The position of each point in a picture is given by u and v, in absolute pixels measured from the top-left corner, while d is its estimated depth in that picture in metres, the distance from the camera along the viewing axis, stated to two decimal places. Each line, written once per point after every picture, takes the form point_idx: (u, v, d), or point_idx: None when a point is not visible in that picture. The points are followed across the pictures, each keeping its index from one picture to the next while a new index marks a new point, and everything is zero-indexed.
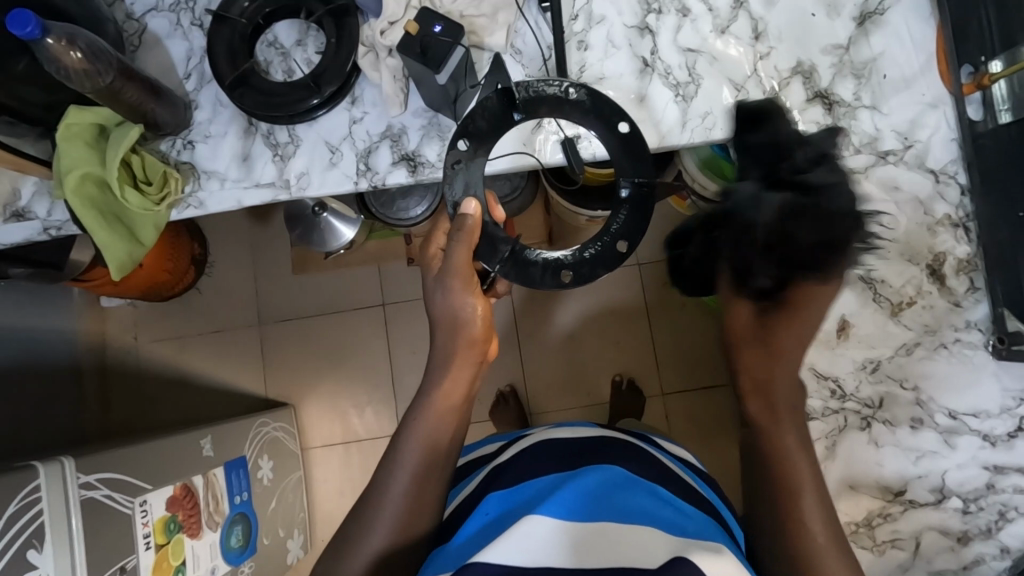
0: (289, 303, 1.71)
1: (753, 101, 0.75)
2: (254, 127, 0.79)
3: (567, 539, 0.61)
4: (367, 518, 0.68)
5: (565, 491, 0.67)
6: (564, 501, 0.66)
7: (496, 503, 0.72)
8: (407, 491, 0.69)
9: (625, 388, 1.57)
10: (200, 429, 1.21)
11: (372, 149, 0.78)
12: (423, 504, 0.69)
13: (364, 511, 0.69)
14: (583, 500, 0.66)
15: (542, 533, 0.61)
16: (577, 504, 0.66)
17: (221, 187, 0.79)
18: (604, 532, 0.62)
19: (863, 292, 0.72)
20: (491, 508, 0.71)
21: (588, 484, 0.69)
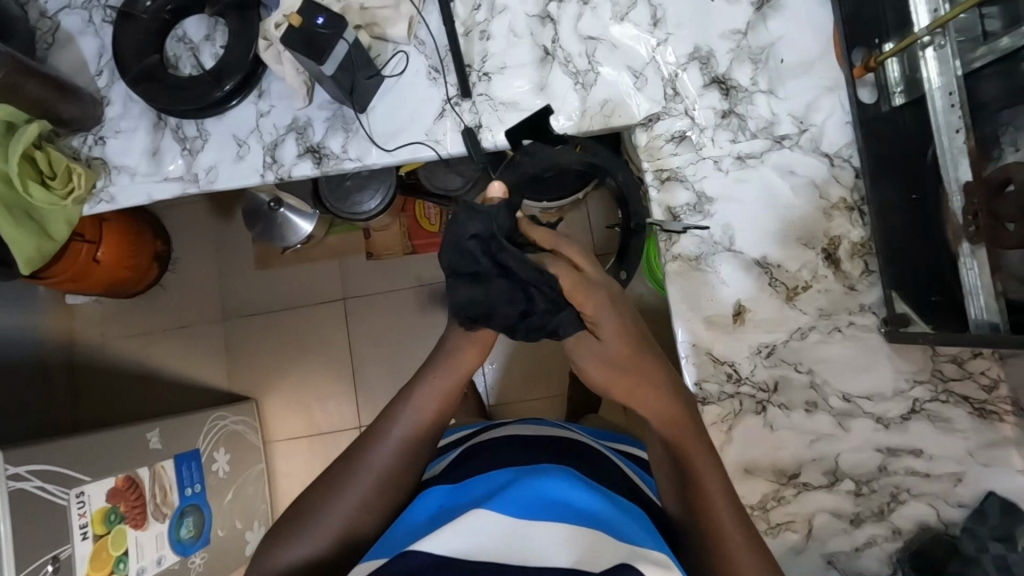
0: (251, 298, 1.72)
1: (651, 88, 0.75)
2: (163, 122, 0.80)
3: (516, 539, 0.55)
4: (333, 493, 0.65)
5: (527, 487, 0.60)
6: (523, 498, 0.59)
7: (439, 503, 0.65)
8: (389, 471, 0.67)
9: (583, 379, 1.53)
10: (150, 422, 1.23)
11: (279, 142, 0.79)
12: (395, 490, 0.67)
13: (334, 483, 0.66)
14: (539, 500, 0.59)
15: (486, 529, 0.55)
16: (536, 507, 0.58)
17: (131, 181, 0.80)
18: (554, 546, 0.54)
19: (759, 277, 0.73)
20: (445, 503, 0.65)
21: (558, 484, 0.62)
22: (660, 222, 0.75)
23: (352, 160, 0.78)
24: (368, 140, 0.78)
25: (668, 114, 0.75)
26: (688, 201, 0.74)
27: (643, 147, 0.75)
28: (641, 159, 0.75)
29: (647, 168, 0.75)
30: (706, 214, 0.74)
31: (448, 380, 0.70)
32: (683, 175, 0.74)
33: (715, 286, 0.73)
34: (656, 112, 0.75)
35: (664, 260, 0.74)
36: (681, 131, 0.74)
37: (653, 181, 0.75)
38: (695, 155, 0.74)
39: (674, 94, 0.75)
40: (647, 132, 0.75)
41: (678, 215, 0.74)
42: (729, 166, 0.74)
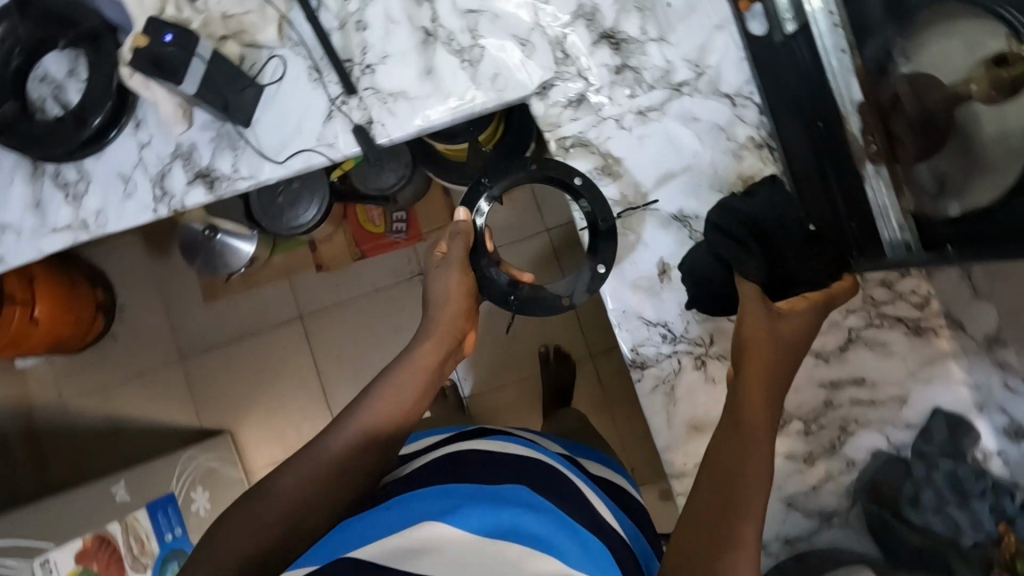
0: (205, 332, 1.68)
1: (540, 54, 0.72)
2: (41, 171, 0.76)
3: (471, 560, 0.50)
4: (277, 496, 0.55)
5: (490, 510, 0.55)
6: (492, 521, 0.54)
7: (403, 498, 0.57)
8: (341, 472, 0.57)
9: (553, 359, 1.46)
10: (113, 476, 1.20)
11: (166, 172, 0.75)
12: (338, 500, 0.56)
13: (278, 483, 0.56)
14: (503, 525, 0.53)
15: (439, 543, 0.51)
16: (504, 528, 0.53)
17: (18, 239, 0.76)
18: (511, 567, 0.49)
19: (679, 231, 0.71)
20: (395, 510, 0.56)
21: (531, 514, 0.56)
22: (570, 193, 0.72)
23: (246, 179, 0.75)
24: (259, 155, 0.74)
25: (562, 78, 0.72)
26: (596, 165, 0.72)
27: (542, 118, 0.72)
28: (543, 130, 0.72)
29: (549, 138, 0.72)
30: (616, 175, 0.71)
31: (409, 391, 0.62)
32: (587, 140, 0.72)
33: (638, 250, 0.71)
34: (549, 79, 0.72)
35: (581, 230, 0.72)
36: (578, 94, 0.72)
37: (558, 151, 0.72)
38: (596, 118, 0.71)
39: (564, 57, 0.72)
40: (543, 101, 0.72)
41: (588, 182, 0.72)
42: (632, 123, 0.71)
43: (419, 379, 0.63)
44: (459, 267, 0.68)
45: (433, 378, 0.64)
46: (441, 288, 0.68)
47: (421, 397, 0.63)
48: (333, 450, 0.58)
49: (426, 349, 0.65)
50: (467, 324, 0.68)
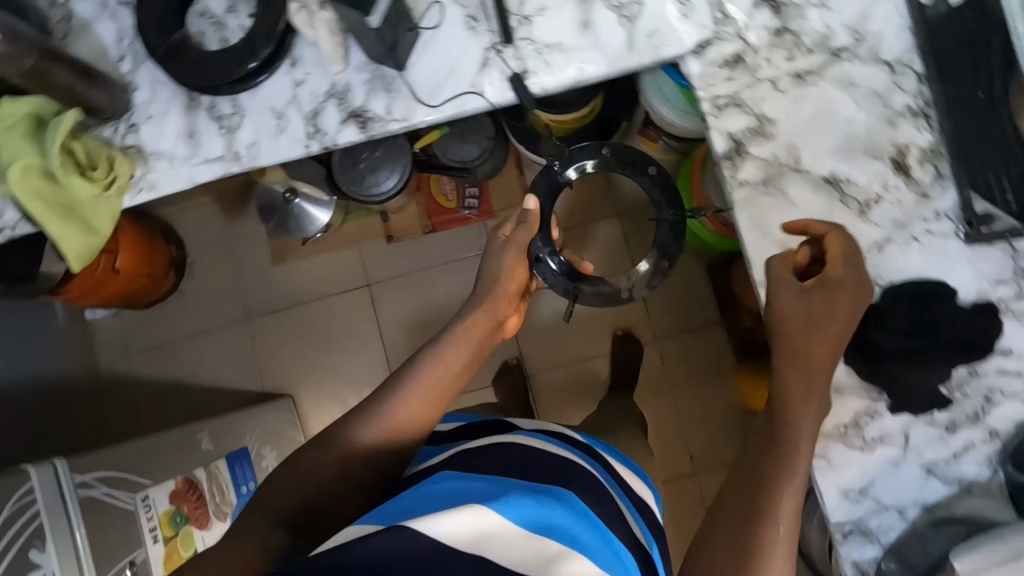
0: (272, 295, 1.70)
1: (699, 13, 0.73)
2: (197, 102, 0.77)
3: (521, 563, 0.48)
4: (338, 446, 0.66)
5: (530, 500, 0.54)
6: (535, 518, 0.52)
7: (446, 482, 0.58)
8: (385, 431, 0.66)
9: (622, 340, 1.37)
10: (197, 425, 1.21)
11: (319, 110, 0.77)
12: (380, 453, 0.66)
13: (340, 435, 0.67)
14: (539, 520, 0.52)
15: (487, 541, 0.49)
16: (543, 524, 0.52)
17: (171, 166, 0.77)
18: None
19: (829, 194, 0.71)
20: (431, 493, 0.56)
21: (564, 508, 0.55)
22: (722, 151, 0.73)
23: (399, 121, 0.76)
24: (413, 98, 0.76)
25: (720, 38, 0.73)
26: (749, 125, 0.72)
27: (697, 77, 0.73)
28: (696, 89, 0.73)
29: (702, 97, 0.73)
30: (769, 136, 0.72)
31: (455, 355, 0.71)
32: (741, 100, 0.73)
33: (786, 210, 0.72)
34: (707, 38, 0.73)
35: (730, 188, 0.73)
36: (734, 55, 0.72)
37: (710, 110, 0.73)
38: (752, 79, 0.72)
39: (724, 17, 0.72)
40: (699, 60, 0.73)
41: (740, 140, 0.72)
42: (787, 85, 0.72)
43: (467, 352, 0.72)
44: (520, 249, 0.81)
45: (476, 348, 0.74)
46: (490, 270, 0.80)
47: (466, 359, 0.72)
48: (385, 411, 0.67)
49: (475, 327, 0.75)
50: (505, 307, 0.79)
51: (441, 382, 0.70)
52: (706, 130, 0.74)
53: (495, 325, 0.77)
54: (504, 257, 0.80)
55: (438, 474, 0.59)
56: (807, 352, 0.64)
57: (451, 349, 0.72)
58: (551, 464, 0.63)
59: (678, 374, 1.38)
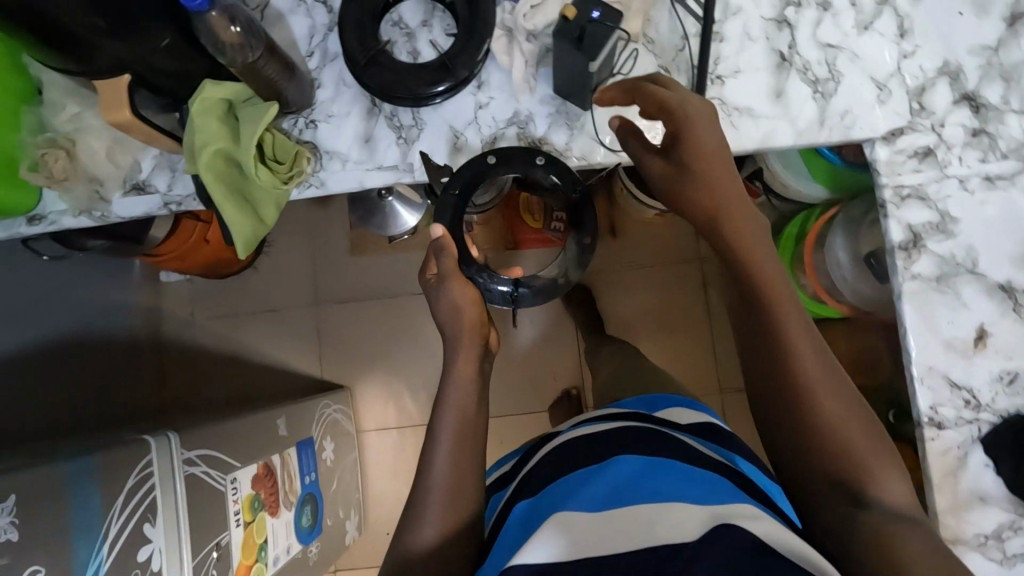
0: (345, 285, 1.70)
1: (896, 101, 0.73)
2: (378, 109, 0.78)
3: (618, 543, 0.54)
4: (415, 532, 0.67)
5: (594, 489, 0.61)
6: (604, 495, 0.60)
7: (523, 510, 0.64)
8: (452, 478, 0.69)
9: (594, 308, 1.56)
10: (275, 409, 1.21)
11: (499, 136, 0.77)
12: (461, 496, 0.69)
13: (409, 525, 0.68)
14: (611, 498, 0.59)
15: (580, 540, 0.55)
16: (617, 497, 0.59)
17: (342, 168, 0.78)
18: (669, 526, 0.54)
19: (1002, 302, 0.71)
20: (520, 526, 0.63)
21: (628, 475, 0.62)
22: (898, 241, 0.72)
23: (576, 159, 0.77)
24: (594, 139, 0.76)
25: (913, 129, 0.73)
26: (930, 220, 0.72)
27: (884, 163, 0.73)
28: (880, 175, 0.73)
29: (885, 184, 0.73)
30: (949, 233, 0.72)
31: (456, 395, 0.75)
32: (924, 194, 0.72)
33: (956, 310, 0.71)
34: (900, 127, 0.73)
35: (901, 278, 0.72)
36: (926, 147, 0.72)
37: (892, 198, 0.73)
38: (939, 174, 0.72)
39: (920, 109, 0.73)
40: (887, 147, 0.73)
41: (918, 233, 0.72)
42: (976, 186, 0.72)
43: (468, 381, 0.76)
44: (459, 275, 0.78)
45: (475, 383, 0.77)
46: (446, 303, 0.78)
47: (473, 381, 0.76)
48: (432, 480, 0.69)
49: (463, 362, 0.77)
50: (485, 323, 0.80)
51: (464, 414, 0.74)
52: (883, 217, 0.73)
53: (479, 347, 0.79)
54: (454, 292, 0.77)
55: (519, 506, 0.65)
56: (773, 325, 0.62)
57: (455, 389, 0.75)
58: (591, 446, 0.69)
59: None
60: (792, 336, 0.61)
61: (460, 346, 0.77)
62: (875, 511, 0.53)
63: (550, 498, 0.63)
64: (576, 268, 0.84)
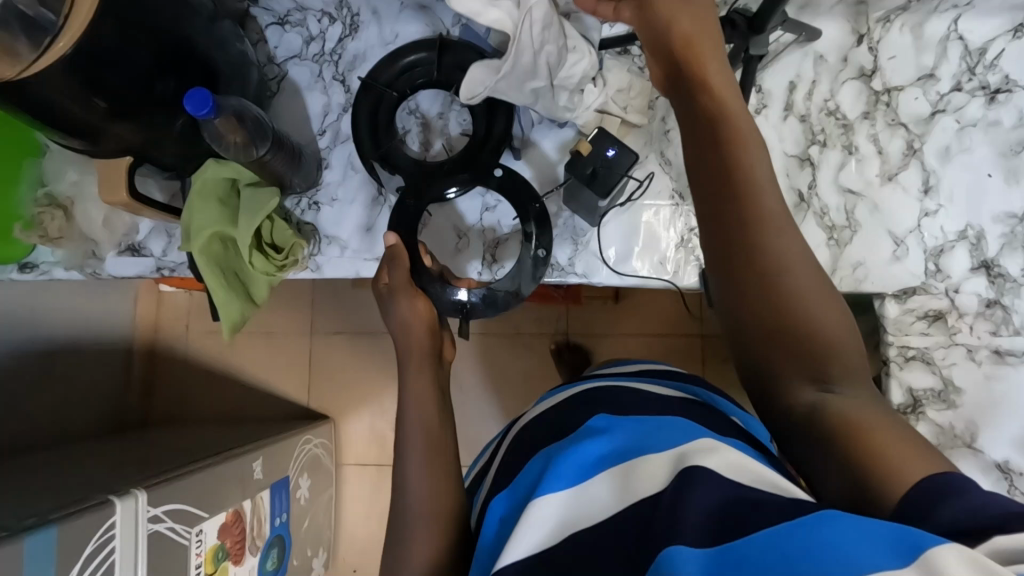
0: (342, 316, 1.66)
1: (912, 259, 0.71)
2: (383, 198, 0.77)
3: (595, 514, 0.44)
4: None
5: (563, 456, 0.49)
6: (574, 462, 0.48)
7: (505, 504, 0.52)
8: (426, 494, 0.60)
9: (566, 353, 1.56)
10: (254, 449, 1.20)
11: (501, 241, 0.76)
12: (441, 519, 0.59)
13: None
14: (582, 465, 0.48)
15: (556, 522, 0.44)
16: (588, 464, 0.48)
17: (340, 254, 0.77)
18: (653, 477, 0.45)
19: (998, 481, 0.68)
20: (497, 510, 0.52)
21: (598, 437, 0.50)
22: (897, 403, 0.70)
23: (578, 275, 0.75)
24: (598, 258, 0.74)
25: (925, 291, 0.70)
26: (932, 386, 0.70)
27: (892, 321, 0.71)
28: (886, 332, 0.71)
29: (890, 342, 0.71)
30: (951, 403, 0.69)
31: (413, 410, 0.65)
32: (930, 358, 0.70)
33: None
34: (913, 286, 0.71)
35: None
36: (936, 311, 0.70)
37: (896, 357, 0.71)
38: (947, 339, 0.70)
39: (936, 271, 0.71)
40: (898, 305, 0.70)
41: (919, 399, 0.70)
42: (984, 359, 0.69)
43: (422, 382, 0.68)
44: (412, 291, 0.70)
45: (431, 393, 0.68)
46: (398, 320, 0.70)
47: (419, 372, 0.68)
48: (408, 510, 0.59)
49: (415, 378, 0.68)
50: (438, 334, 0.72)
51: (427, 423, 0.65)
52: (885, 375, 0.71)
53: (433, 360, 0.70)
54: (403, 308, 0.69)
55: (496, 503, 0.53)
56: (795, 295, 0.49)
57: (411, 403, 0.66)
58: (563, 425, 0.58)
59: None
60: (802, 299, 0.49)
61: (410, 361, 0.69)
62: (842, 393, 0.48)
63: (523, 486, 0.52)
64: (529, 281, 0.72)
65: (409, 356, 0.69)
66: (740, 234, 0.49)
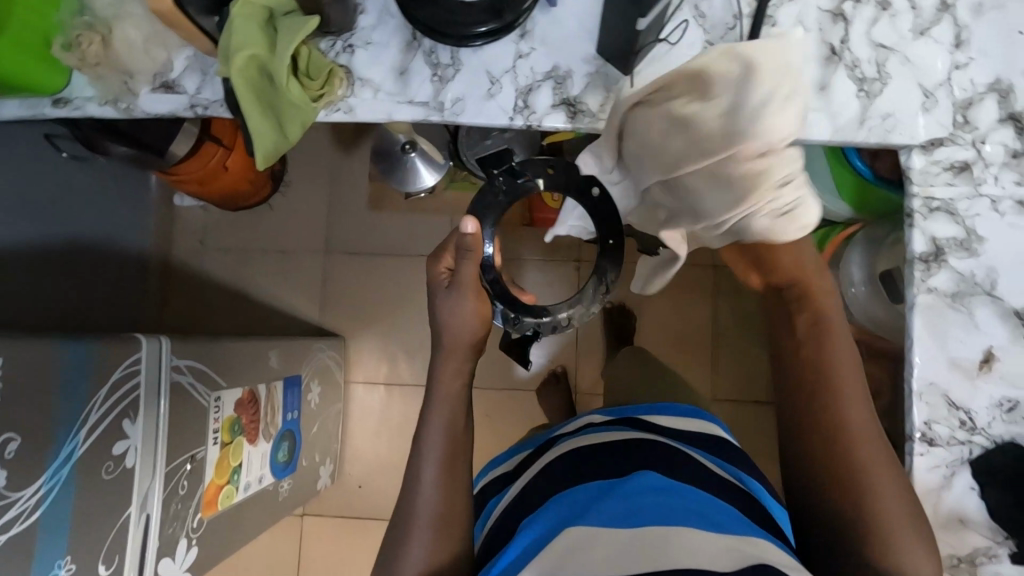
0: (356, 238, 1.67)
1: (940, 110, 0.72)
2: (417, 43, 0.77)
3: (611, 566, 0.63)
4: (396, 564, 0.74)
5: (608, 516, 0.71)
6: (624, 516, 0.71)
7: (547, 524, 0.74)
8: (441, 498, 0.77)
9: None
10: (269, 340, 1.21)
11: (534, 87, 0.76)
12: (453, 517, 0.78)
13: (391, 556, 0.75)
14: (627, 518, 0.70)
15: (561, 552, 0.66)
16: (627, 519, 0.70)
17: (373, 97, 0.77)
18: (693, 550, 0.64)
19: (1015, 329, 0.70)
20: (532, 525, 0.76)
21: (666, 504, 0.73)
22: (919, 252, 0.71)
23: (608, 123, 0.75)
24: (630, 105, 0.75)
25: (953, 141, 0.71)
26: (955, 236, 0.71)
27: (917, 172, 0.72)
28: (912, 183, 0.72)
29: (915, 194, 0.72)
30: (973, 252, 0.70)
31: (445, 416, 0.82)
32: (954, 209, 0.71)
33: (968, 329, 0.70)
34: (940, 137, 0.71)
35: (915, 290, 0.71)
36: (963, 162, 0.71)
37: (920, 209, 0.72)
38: (972, 190, 0.71)
39: (964, 122, 0.71)
40: (924, 157, 0.72)
41: (942, 248, 0.71)
42: (1008, 210, 0.70)
43: (448, 408, 0.83)
44: (475, 293, 0.83)
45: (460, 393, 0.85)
46: (456, 312, 0.83)
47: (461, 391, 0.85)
48: (415, 510, 0.77)
49: (447, 369, 0.84)
50: (479, 345, 0.86)
51: (454, 437, 0.82)
52: (908, 226, 0.72)
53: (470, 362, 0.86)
54: (467, 302, 0.82)
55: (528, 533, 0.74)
56: (861, 458, 0.70)
57: (438, 413, 0.82)
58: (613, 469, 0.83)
59: None
60: (871, 467, 0.69)
61: (448, 356, 0.85)
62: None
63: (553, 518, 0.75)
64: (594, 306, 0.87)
65: (449, 351, 0.85)
66: (822, 388, 0.75)
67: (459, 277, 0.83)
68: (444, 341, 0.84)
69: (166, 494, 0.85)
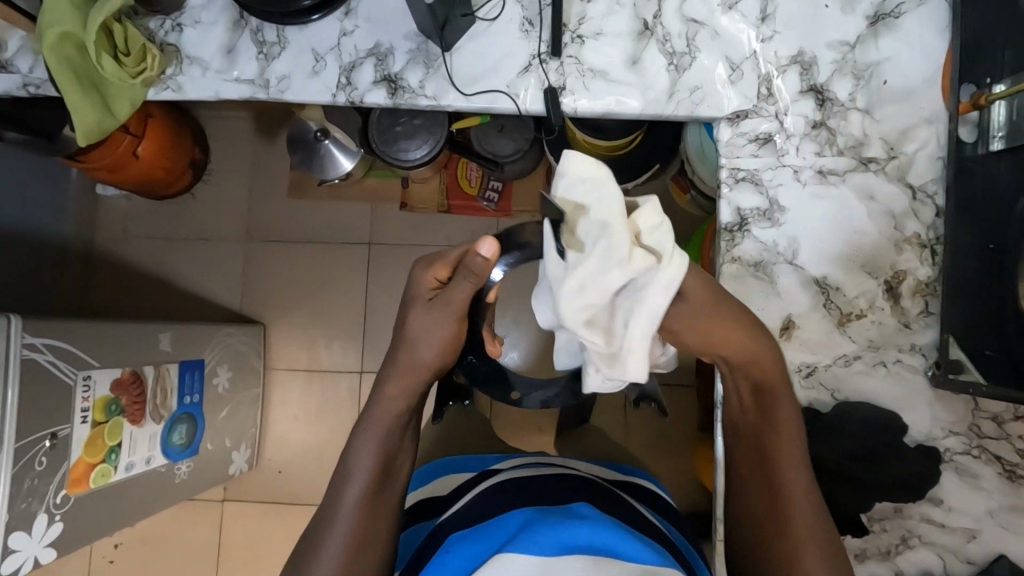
0: (277, 225, 1.69)
1: (746, 83, 0.73)
2: (244, 21, 0.78)
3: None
4: None
5: (556, 535, 0.59)
6: (552, 539, 0.58)
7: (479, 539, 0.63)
8: (361, 510, 0.63)
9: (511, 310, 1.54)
10: (162, 323, 1.23)
11: (357, 65, 0.77)
12: (367, 549, 0.63)
13: None
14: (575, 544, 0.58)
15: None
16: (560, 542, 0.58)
17: (201, 75, 0.78)
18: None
19: (815, 296, 0.71)
20: (466, 545, 0.64)
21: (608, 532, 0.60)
22: (725, 222, 0.73)
23: (428, 98, 0.77)
24: (448, 81, 0.76)
25: (757, 113, 0.73)
26: (759, 207, 0.72)
27: (724, 143, 0.73)
28: (720, 155, 0.73)
29: (723, 165, 0.73)
30: (776, 222, 0.72)
31: (382, 426, 0.68)
32: (759, 180, 0.73)
33: (769, 297, 0.71)
34: (745, 110, 0.73)
35: (722, 260, 0.73)
36: (767, 133, 0.72)
37: (727, 180, 0.73)
38: (776, 161, 0.72)
39: (768, 95, 0.73)
40: (731, 129, 0.73)
41: (746, 218, 0.72)
42: (809, 179, 0.72)
43: (386, 426, 0.68)
44: (456, 320, 0.66)
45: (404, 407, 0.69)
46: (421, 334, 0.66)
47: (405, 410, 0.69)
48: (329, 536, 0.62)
49: (391, 391, 0.68)
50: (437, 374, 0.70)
51: (389, 452, 0.67)
52: (717, 197, 0.73)
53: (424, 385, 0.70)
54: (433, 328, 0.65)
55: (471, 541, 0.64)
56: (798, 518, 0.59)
57: (378, 425, 0.67)
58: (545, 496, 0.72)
59: (633, 425, 1.37)
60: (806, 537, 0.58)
61: (408, 371, 0.68)
62: None
63: (499, 538, 0.63)
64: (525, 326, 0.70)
65: (407, 363, 0.68)
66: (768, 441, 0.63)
67: (446, 295, 0.64)
68: (401, 360, 0.68)
69: (18, 467, 0.87)
